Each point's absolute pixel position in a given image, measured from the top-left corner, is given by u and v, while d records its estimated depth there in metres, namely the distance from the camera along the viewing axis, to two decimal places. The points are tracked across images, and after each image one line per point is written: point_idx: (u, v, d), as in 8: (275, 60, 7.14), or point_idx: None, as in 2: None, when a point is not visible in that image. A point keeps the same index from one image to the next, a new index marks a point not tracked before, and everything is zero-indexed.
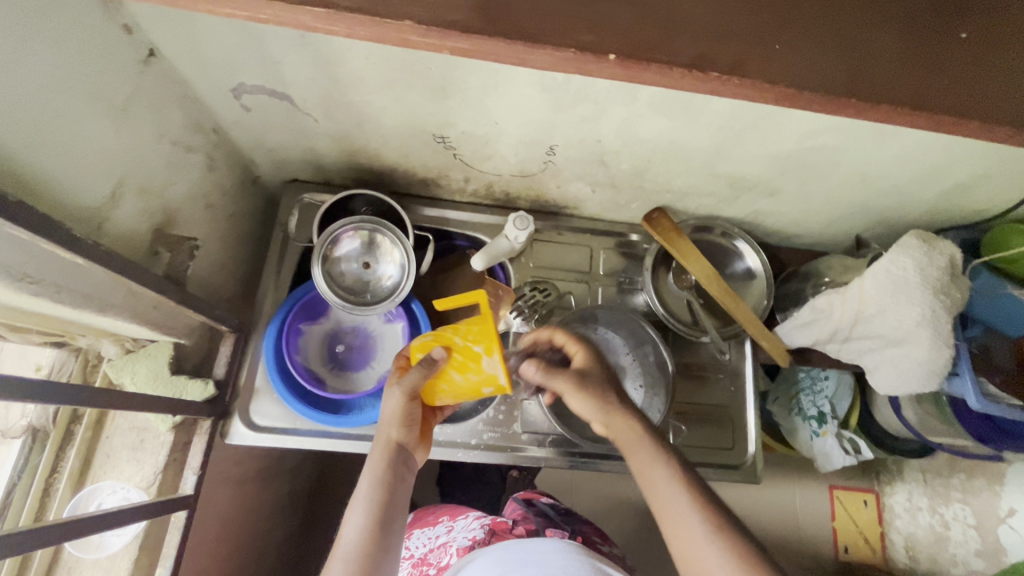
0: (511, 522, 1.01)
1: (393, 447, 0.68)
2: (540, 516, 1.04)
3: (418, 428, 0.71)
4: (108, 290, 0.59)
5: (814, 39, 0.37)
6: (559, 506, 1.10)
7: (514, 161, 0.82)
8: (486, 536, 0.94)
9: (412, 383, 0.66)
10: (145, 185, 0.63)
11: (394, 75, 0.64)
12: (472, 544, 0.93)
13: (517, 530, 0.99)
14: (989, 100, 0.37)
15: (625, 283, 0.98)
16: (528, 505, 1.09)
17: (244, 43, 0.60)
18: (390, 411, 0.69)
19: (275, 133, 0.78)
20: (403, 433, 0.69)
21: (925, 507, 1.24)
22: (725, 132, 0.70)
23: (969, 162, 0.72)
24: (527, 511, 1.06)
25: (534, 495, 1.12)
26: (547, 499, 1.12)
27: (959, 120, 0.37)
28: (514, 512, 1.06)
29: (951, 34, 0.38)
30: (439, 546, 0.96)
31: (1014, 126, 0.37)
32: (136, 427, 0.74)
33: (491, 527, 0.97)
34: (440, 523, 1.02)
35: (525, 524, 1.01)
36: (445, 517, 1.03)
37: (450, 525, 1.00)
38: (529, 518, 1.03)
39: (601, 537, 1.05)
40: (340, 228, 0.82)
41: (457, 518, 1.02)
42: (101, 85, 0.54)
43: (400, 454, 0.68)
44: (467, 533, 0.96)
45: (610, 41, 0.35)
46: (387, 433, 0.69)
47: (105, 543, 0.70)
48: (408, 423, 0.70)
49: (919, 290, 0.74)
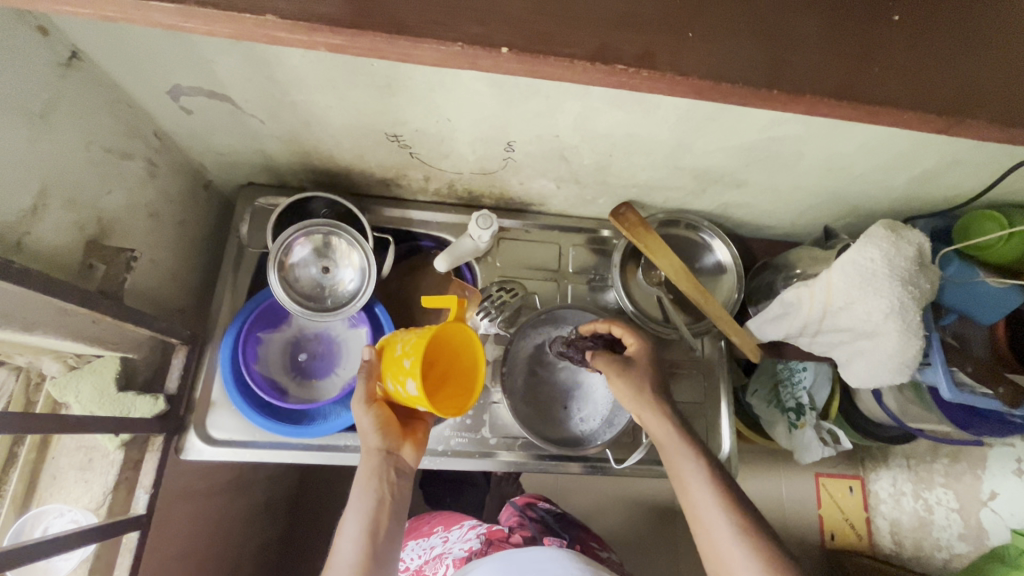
0: (507, 529, 0.98)
1: (375, 457, 0.69)
2: (536, 522, 1.03)
3: (397, 428, 0.71)
4: (35, 307, 0.56)
5: (730, 27, 0.35)
6: (556, 512, 1.08)
7: (473, 158, 0.79)
8: (483, 547, 0.92)
9: (364, 391, 0.70)
10: (74, 195, 0.60)
11: (334, 73, 0.61)
12: (468, 555, 0.92)
13: (513, 538, 0.96)
14: (928, 88, 0.36)
15: (595, 280, 0.96)
16: (525, 509, 1.08)
17: (169, 43, 0.57)
18: (363, 423, 0.70)
19: (220, 136, 0.75)
20: (382, 440, 0.70)
21: (909, 492, 1.23)
22: (684, 125, 0.68)
23: (935, 149, 0.70)
24: (523, 517, 1.04)
25: (533, 499, 1.11)
26: (546, 503, 1.10)
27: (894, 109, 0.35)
28: (509, 519, 1.04)
29: (883, 17, 0.36)
30: (434, 557, 0.95)
31: (956, 113, 0.35)
32: (84, 446, 0.71)
33: (487, 536, 0.95)
34: (435, 534, 1.01)
35: (522, 531, 0.99)
36: (439, 527, 1.02)
37: (445, 535, 0.99)
38: (525, 524, 1.01)
39: (598, 543, 1.04)
40: (292, 234, 0.78)
41: (451, 528, 1.00)
42: (10, 91, 0.51)
43: (384, 462, 0.69)
44: (463, 544, 0.94)
45: (499, 31, 0.33)
46: (369, 443, 0.70)
47: (52, 568, 0.67)
48: (385, 428, 0.70)
49: (887, 282, 0.72)
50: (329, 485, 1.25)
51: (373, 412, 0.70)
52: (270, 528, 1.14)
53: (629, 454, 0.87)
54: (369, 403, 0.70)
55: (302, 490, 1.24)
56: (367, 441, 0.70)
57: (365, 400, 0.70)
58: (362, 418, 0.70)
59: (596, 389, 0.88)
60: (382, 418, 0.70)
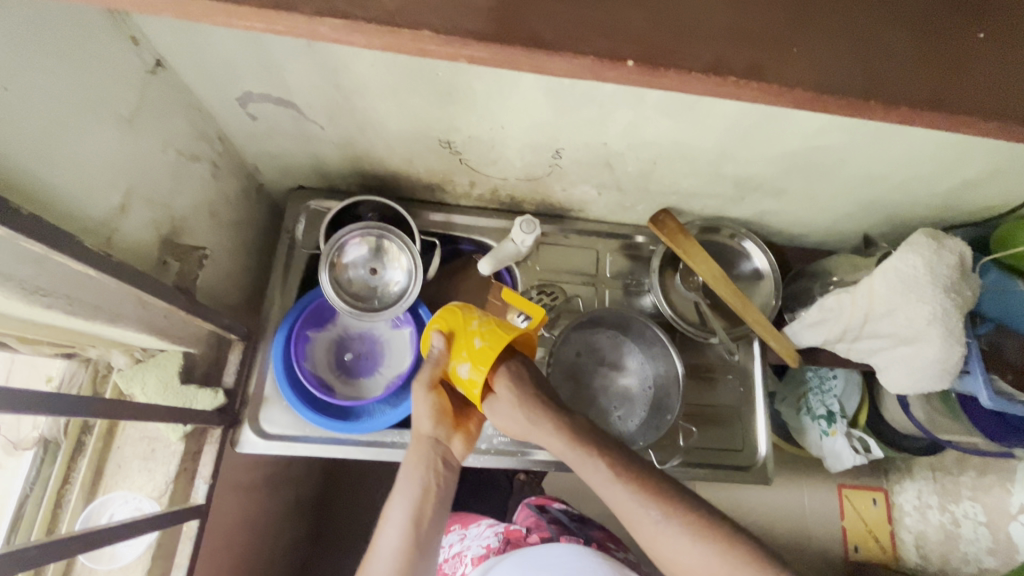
0: (525, 528, 1.00)
1: (424, 445, 0.68)
2: (554, 524, 1.02)
3: (452, 418, 0.70)
4: (117, 301, 0.59)
5: (832, 37, 0.31)
6: (572, 512, 1.07)
7: (519, 164, 0.82)
8: (501, 544, 0.94)
9: (427, 377, 0.68)
10: (152, 196, 0.63)
11: (399, 81, 0.64)
12: (486, 552, 0.93)
13: (530, 537, 0.97)
14: None
15: (632, 285, 0.98)
16: (541, 510, 1.07)
17: (249, 52, 0.60)
18: (419, 409, 0.69)
19: (279, 140, 0.78)
20: (434, 429, 0.69)
21: (935, 505, 1.22)
22: (731, 134, 0.70)
23: (977, 159, 0.72)
24: (538, 516, 1.04)
25: (546, 500, 1.10)
26: (559, 504, 1.09)
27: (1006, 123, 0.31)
28: (527, 520, 1.03)
29: (969, 32, 0.32)
30: (453, 556, 0.97)
31: None
32: (147, 437, 0.74)
33: (505, 535, 0.97)
34: (453, 531, 1.03)
35: (539, 531, 0.99)
36: (456, 525, 1.04)
37: (463, 533, 1.01)
38: (542, 526, 1.00)
39: (615, 544, 1.03)
40: (347, 234, 0.81)
41: (469, 526, 1.02)
42: (107, 97, 0.54)
43: (433, 451, 0.68)
44: (481, 542, 0.96)
45: (626, 44, 0.30)
46: (420, 431, 0.69)
47: (117, 555, 0.70)
48: (439, 418, 0.69)
49: (930, 288, 0.74)
50: (357, 483, 1.26)
51: (433, 398, 0.68)
52: (301, 525, 1.16)
53: (670, 457, 0.88)
54: (430, 389, 0.68)
55: (330, 488, 1.26)
56: (418, 429, 0.69)
57: (427, 385, 0.68)
58: (419, 403, 0.69)
59: (635, 390, 0.90)
60: (437, 406, 0.69)
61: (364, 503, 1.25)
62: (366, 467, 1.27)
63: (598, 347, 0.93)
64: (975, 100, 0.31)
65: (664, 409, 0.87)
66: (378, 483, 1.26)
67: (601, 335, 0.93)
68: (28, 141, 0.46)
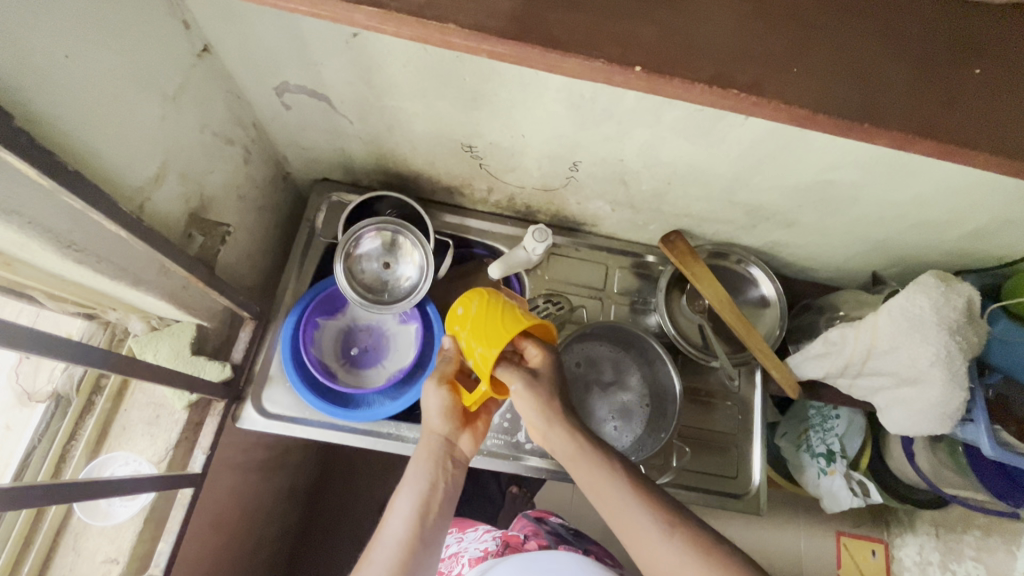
0: (522, 535, 1.01)
1: (437, 440, 0.70)
2: (552, 534, 1.01)
3: (462, 419, 0.72)
4: (141, 265, 0.62)
5: (829, 64, 0.33)
6: (570, 527, 1.06)
7: (537, 174, 0.84)
8: (499, 548, 0.95)
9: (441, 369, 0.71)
10: (184, 171, 0.67)
11: (428, 84, 0.67)
12: (484, 555, 0.94)
13: (529, 545, 0.98)
14: None
15: (638, 303, 0.99)
16: (539, 522, 1.06)
17: (291, 44, 0.63)
18: (432, 404, 0.71)
19: (309, 132, 0.82)
20: (447, 426, 0.71)
21: (936, 562, 1.15)
22: (746, 160, 0.71)
23: (991, 207, 0.72)
24: (535, 527, 1.02)
25: (545, 514, 1.09)
26: (558, 518, 1.08)
27: (1000, 160, 0.32)
28: (525, 528, 1.03)
29: (962, 69, 0.33)
30: (450, 556, 0.98)
31: None
32: (153, 403, 0.78)
33: (503, 539, 0.98)
34: (450, 535, 1.03)
35: (537, 538, 0.99)
36: (455, 529, 1.05)
37: (460, 536, 1.02)
38: (540, 534, 1.01)
39: (613, 560, 1.02)
40: (363, 227, 0.84)
41: (467, 530, 1.03)
42: (156, 74, 0.58)
43: (444, 447, 0.70)
44: (478, 545, 0.97)
45: (635, 51, 0.32)
46: (434, 427, 0.71)
47: (112, 513, 0.72)
48: (451, 414, 0.70)
49: (935, 329, 0.73)
50: (351, 479, 1.27)
51: (443, 393, 0.70)
52: (291, 515, 1.16)
53: (660, 476, 0.88)
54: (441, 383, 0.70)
55: (323, 481, 1.26)
56: (432, 425, 0.71)
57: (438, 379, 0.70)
58: (429, 399, 0.71)
59: (633, 407, 0.91)
60: (451, 402, 0.70)
61: (355, 499, 1.25)
62: (361, 464, 1.27)
63: (602, 361, 0.93)
64: (966, 135, 0.32)
65: (659, 427, 0.88)
66: (370, 480, 1.26)
67: (603, 349, 0.94)
68: (78, 109, 0.49)
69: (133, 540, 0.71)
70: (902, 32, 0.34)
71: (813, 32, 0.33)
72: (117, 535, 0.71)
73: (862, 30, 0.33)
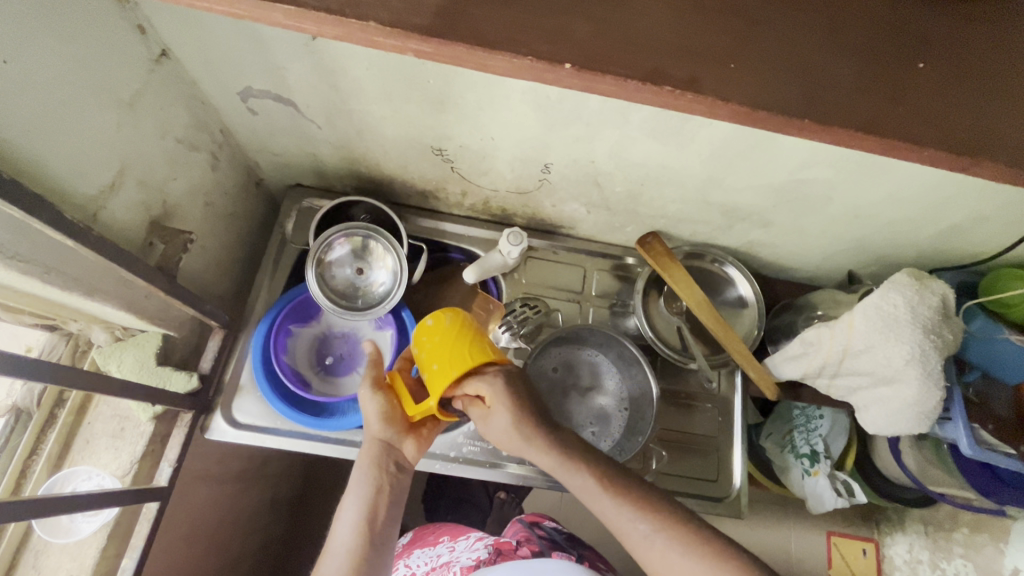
0: (514, 540, 0.99)
1: (376, 445, 0.68)
2: (545, 540, 0.99)
3: (402, 422, 0.70)
4: (98, 275, 0.61)
5: (768, 59, 0.32)
6: (563, 531, 1.05)
7: (510, 177, 0.83)
8: (492, 555, 0.94)
9: (371, 376, 0.72)
10: (144, 178, 0.65)
11: (392, 87, 0.66)
12: (477, 564, 0.93)
13: (520, 551, 0.96)
14: (986, 120, 0.32)
15: (618, 305, 0.98)
16: (534, 526, 1.04)
17: (250, 48, 0.62)
18: (367, 411, 0.70)
19: (278, 137, 0.80)
20: (383, 429, 0.69)
21: (925, 561, 1.14)
22: (716, 161, 0.71)
23: (963, 204, 0.72)
24: (529, 532, 1.01)
25: (540, 518, 1.07)
26: (553, 522, 1.07)
27: (947, 156, 0.32)
28: (517, 534, 1.01)
29: (907, 65, 0.33)
30: (440, 565, 0.96)
31: None
32: (118, 415, 0.77)
33: (496, 547, 0.96)
34: (441, 543, 1.01)
35: (529, 544, 0.98)
36: (445, 537, 1.02)
37: (451, 545, 1.00)
38: (533, 540, 0.99)
39: (605, 564, 1.00)
40: (334, 233, 0.83)
41: (458, 539, 1.01)
42: (110, 80, 0.57)
43: (383, 452, 0.68)
44: (470, 554, 0.95)
45: (568, 49, 0.31)
46: (372, 434, 0.69)
47: (75, 529, 0.70)
48: (387, 419, 0.69)
49: (909, 328, 0.73)
50: (334, 488, 1.25)
51: (378, 397, 0.70)
52: (271, 526, 1.14)
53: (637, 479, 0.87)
54: (374, 390, 0.71)
55: (306, 490, 1.25)
56: (370, 431, 0.70)
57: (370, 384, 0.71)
58: (366, 405, 0.70)
59: (612, 410, 0.90)
60: (390, 407, 0.70)
61: None
62: (344, 472, 1.25)
63: (580, 365, 0.92)
64: (911, 131, 0.32)
65: (637, 431, 0.87)
66: None
67: (582, 352, 0.93)
68: (21, 116, 0.48)
69: (97, 558, 0.70)
70: (845, 25, 0.33)
71: (753, 27, 0.32)
72: (81, 552, 0.70)
73: (803, 25, 0.33)
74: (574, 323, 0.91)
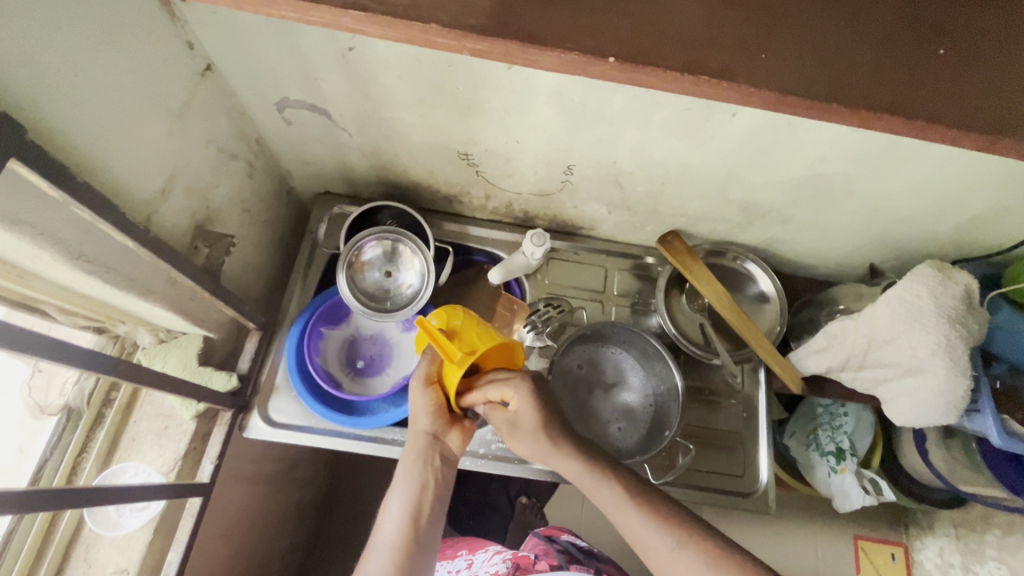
0: (533, 554, 0.99)
1: (422, 439, 0.69)
2: (563, 553, 1.00)
3: (449, 414, 0.71)
4: (150, 276, 0.64)
5: (794, 49, 0.34)
6: (581, 544, 1.05)
7: (533, 179, 0.86)
8: (510, 571, 0.95)
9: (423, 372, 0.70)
10: (191, 186, 0.69)
11: (424, 94, 0.69)
12: None
13: (539, 566, 0.97)
14: (1004, 103, 0.34)
15: (639, 304, 1.00)
16: (550, 540, 1.04)
17: (292, 60, 0.66)
18: (416, 406, 0.70)
19: (311, 146, 0.84)
20: (431, 424, 0.70)
21: (957, 564, 1.13)
22: (737, 158, 0.73)
23: (983, 196, 0.73)
24: (547, 545, 1.02)
25: (556, 531, 1.07)
26: (569, 534, 1.07)
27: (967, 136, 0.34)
28: (535, 546, 1.02)
29: (927, 51, 0.35)
30: None
31: None
32: (162, 414, 0.79)
33: (513, 561, 0.97)
34: (459, 557, 1.02)
35: (548, 557, 0.98)
36: (463, 551, 1.04)
37: (470, 559, 1.01)
38: (551, 552, 1.00)
39: None
40: (365, 237, 0.86)
41: (476, 552, 1.02)
42: (163, 92, 0.60)
43: (431, 446, 0.69)
44: (489, 568, 0.97)
45: (610, 44, 0.33)
46: (418, 427, 0.70)
47: (122, 523, 0.73)
48: (436, 413, 0.70)
49: (933, 318, 0.74)
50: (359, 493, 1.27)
51: (429, 393, 0.70)
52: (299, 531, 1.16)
53: (665, 474, 0.88)
54: (428, 384, 0.70)
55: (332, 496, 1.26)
56: (416, 426, 0.71)
57: (422, 381, 0.70)
58: (415, 400, 0.70)
59: (636, 407, 0.91)
60: (437, 400, 0.69)
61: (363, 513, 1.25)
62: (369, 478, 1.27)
63: (603, 362, 0.94)
64: (931, 111, 0.34)
65: (662, 426, 0.88)
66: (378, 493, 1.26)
67: (606, 350, 0.94)
68: (91, 124, 0.52)
69: (144, 551, 0.72)
70: (868, 17, 0.35)
71: (780, 21, 0.35)
72: (129, 546, 0.72)
73: (827, 17, 0.35)
74: (599, 321, 0.93)
